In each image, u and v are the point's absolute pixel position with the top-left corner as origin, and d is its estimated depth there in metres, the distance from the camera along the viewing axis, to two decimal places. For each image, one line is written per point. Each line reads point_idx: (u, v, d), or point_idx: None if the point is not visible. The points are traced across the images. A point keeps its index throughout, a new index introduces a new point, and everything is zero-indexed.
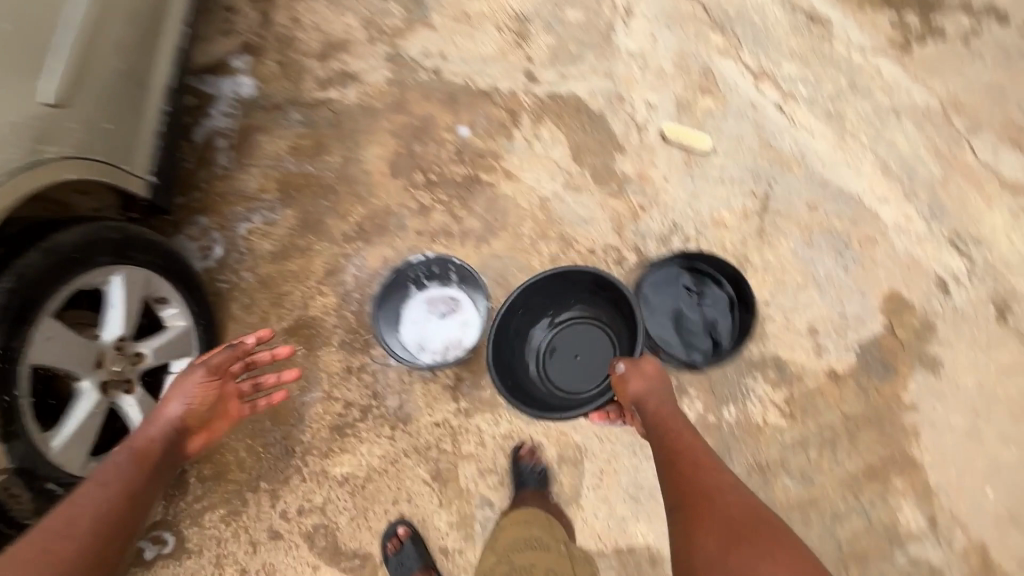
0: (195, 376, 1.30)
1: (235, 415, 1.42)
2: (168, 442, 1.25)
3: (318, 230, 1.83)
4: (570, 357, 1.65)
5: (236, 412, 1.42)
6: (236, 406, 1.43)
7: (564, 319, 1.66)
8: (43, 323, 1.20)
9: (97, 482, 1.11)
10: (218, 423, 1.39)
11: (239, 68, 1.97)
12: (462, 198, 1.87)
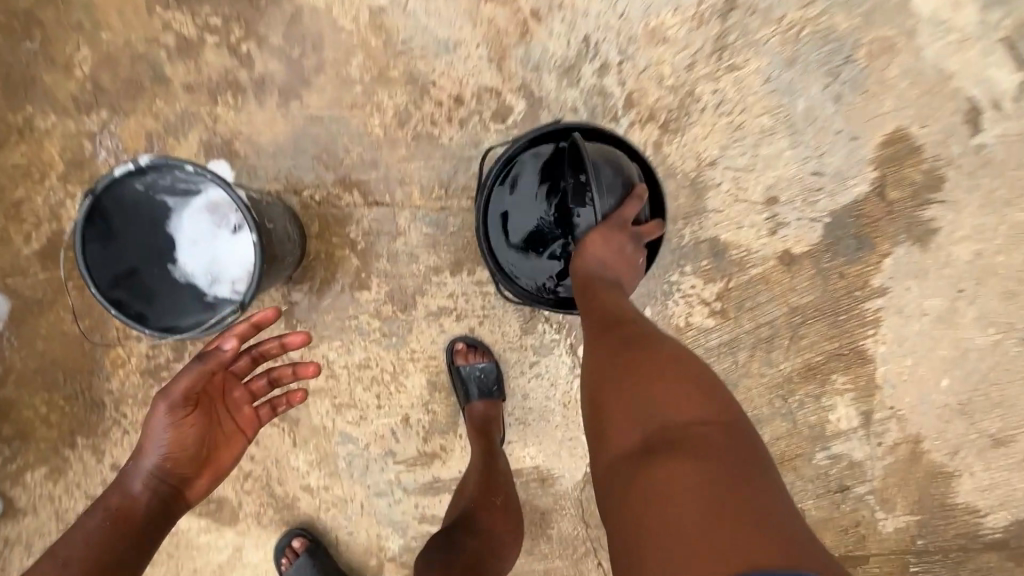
0: (166, 415, 1.00)
1: (250, 423, 1.17)
2: (163, 488, 1.03)
3: (33, 95, 1.19)
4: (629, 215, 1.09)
5: (248, 421, 1.17)
6: (246, 416, 1.17)
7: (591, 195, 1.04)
8: None
9: (105, 517, 0.97)
10: (224, 446, 1.12)
11: None
12: (249, 16, 1.17)
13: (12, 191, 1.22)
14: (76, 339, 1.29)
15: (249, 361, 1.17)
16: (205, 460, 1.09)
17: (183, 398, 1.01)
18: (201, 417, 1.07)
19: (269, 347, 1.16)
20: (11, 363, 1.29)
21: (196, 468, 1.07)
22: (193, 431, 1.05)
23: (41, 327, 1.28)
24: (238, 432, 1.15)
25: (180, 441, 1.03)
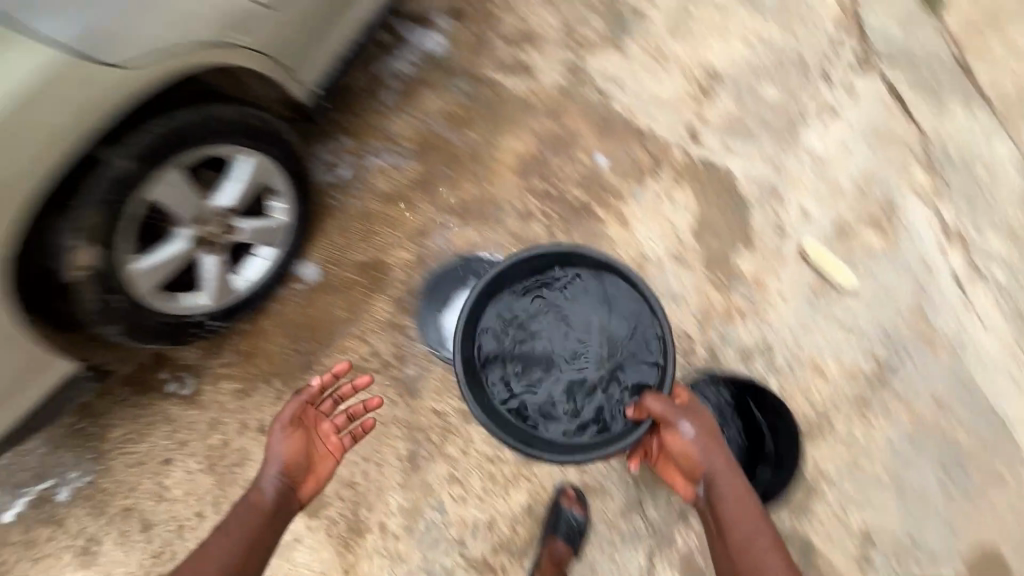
0: (276, 433, 1.33)
1: (338, 448, 1.41)
2: (281, 492, 1.28)
3: (429, 191, 1.92)
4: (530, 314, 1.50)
5: (336, 447, 1.41)
6: (335, 444, 1.41)
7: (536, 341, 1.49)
8: (175, 169, 1.29)
9: (242, 511, 1.24)
10: (319, 465, 1.37)
11: (438, 24, 2.10)
12: (569, 219, 1.86)
13: (375, 226, 1.89)
14: (333, 320, 1.78)
15: (331, 403, 1.44)
16: (305, 472, 1.34)
17: (290, 420, 1.36)
18: (303, 435, 1.36)
19: (343, 391, 1.45)
20: (285, 310, 1.78)
21: (302, 476, 1.33)
22: (301, 443, 1.34)
23: (321, 301, 1.80)
24: (330, 454, 1.39)
25: (292, 453, 1.32)
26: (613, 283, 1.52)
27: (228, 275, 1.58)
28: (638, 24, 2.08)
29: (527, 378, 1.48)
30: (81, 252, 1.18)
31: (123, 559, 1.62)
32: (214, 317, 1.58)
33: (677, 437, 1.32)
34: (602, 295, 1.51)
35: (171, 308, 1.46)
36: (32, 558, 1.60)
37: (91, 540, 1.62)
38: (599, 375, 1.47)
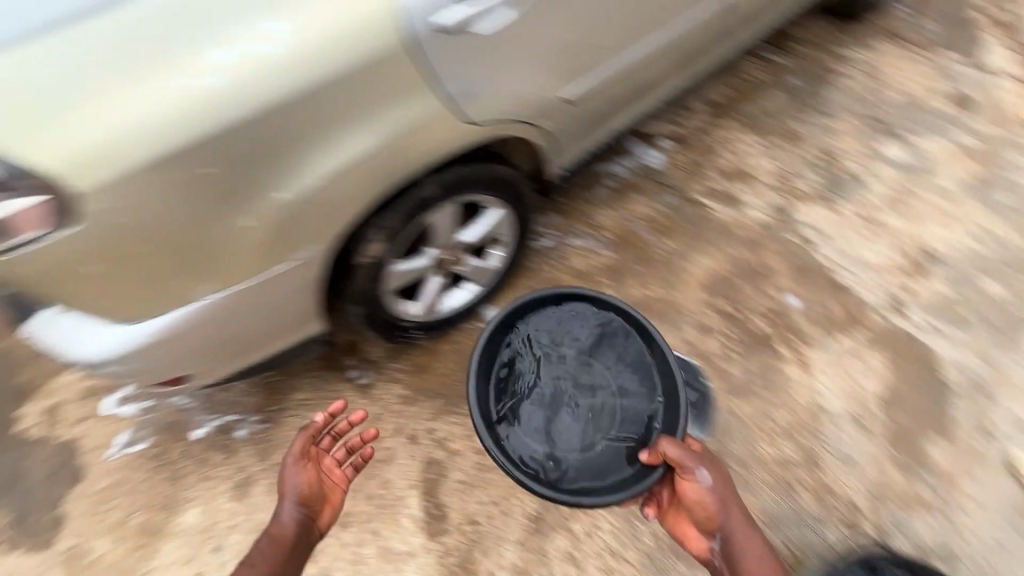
0: (291, 465, 1.38)
1: (341, 482, 1.46)
2: (299, 523, 1.32)
3: (618, 281, 2.08)
4: (546, 356, 1.53)
5: (342, 478, 1.47)
6: (339, 475, 1.46)
7: (550, 376, 1.51)
8: (452, 205, 1.55)
9: (265, 542, 1.27)
10: (328, 498, 1.41)
11: (660, 145, 2.37)
12: (750, 345, 1.89)
13: (559, 295, 2.06)
14: None
15: (331, 441, 1.50)
16: (321, 502, 1.39)
17: (300, 454, 1.41)
18: (313, 470, 1.41)
19: (342, 427, 1.51)
20: (462, 340, 1.96)
21: (319, 504, 1.37)
22: (314, 476, 1.40)
23: None
24: (335, 488, 1.44)
25: (308, 484, 1.37)
26: (626, 333, 1.56)
27: (439, 295, 1.81)
28: (856, 189, 2.18)
29: (529, 427, 1.46)
30: (374, 244, 1.42)
31: (265, 505, 1.81)
32: (415, 327, 1.80)
33: (694, 483, 1.34)
34: (610, 346, 1.55)
35: (394, 311, 1.68)
36: (196, 476, 1.84)
37: (246, 479, 1.83)
38: (610, 420, 1.47)
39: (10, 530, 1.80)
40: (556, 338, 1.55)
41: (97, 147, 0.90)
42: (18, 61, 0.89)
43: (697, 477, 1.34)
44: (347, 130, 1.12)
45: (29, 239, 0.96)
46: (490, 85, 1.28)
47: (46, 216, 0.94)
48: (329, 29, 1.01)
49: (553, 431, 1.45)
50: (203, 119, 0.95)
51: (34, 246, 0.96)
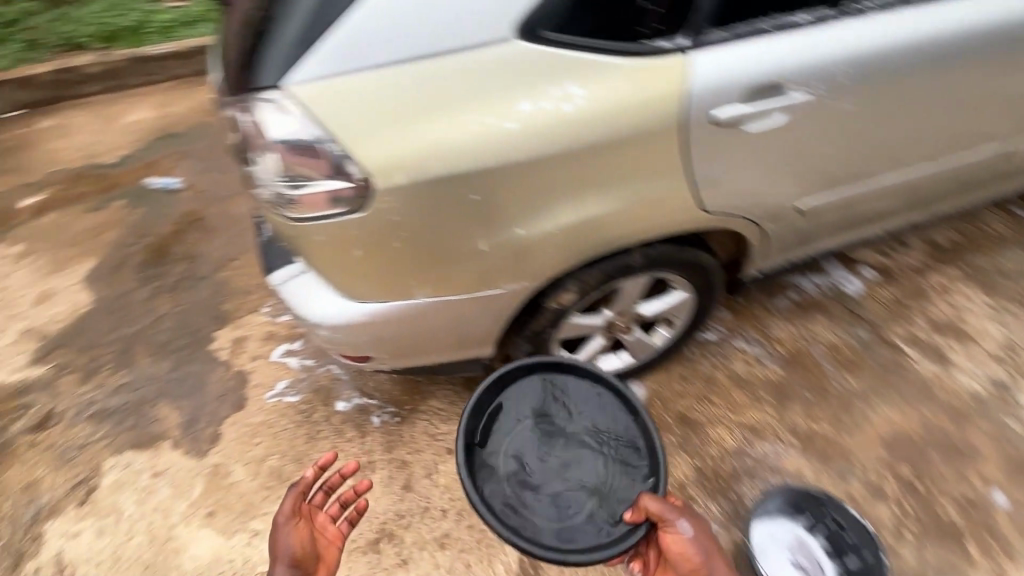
0: (283, 525, 1.28)
1: (336, 538, 1.36)
2: None
3: (786, 402, 1.88)
4: (525, 424, 1.41)
5: (337, 536, 1.37)
6: (335, 532, 1.37)
7: (532, 443, 1.39)
8: (647, 277, 1.55)
9: None
10: (322, 557, 1.31)
11: (862, 273, 2.18)
12: (937, 532, 1.64)
13: (714, 395, 1.90)
14: None
15: (323, 496, 1.42)
16: (315, 562, 1.28)
17: (293, 512, 1.31)
18: (306, 529, 1.31)
19: (333, 480, 1.42)
20: None
21: (314, 564, 1.27)
22: (307, 535, 1.30)
23: None
24: (329, 546, 1.34)
25: (301, 544, 1.26)
26: (596, 391, 1.47)
27: (597, 357, 1.78)
28: None
29: (520, 502, 1.32)
30: (568, 293, 1.44)
31: (377, 495, 1.81)
32: None
33: (675, 536, 1.21)
34: (580, 409, 1.44)
35: (552, 358, 1.68)
36: (331, 443, 1.96)
37: (368, 463, 1.88)
38: (594, 480, 1.35)
39: (177, 432, 2.05)
40: (531, 407, 1.43)
41: (408, 157, 1.03)
42: (363, 79, 1.01)
43: (678, 529, 1.21)
44: (600, 191, 1.18)
45: (321, 211, 1.11)
46: (738, 182, 1.29)
47: (349, 200, 1.08)
48: (613, 101, 1.07)
49: (543, 500, 1.32)
50: (496, 154, 1.05)
51: (325, 220, 1.12)
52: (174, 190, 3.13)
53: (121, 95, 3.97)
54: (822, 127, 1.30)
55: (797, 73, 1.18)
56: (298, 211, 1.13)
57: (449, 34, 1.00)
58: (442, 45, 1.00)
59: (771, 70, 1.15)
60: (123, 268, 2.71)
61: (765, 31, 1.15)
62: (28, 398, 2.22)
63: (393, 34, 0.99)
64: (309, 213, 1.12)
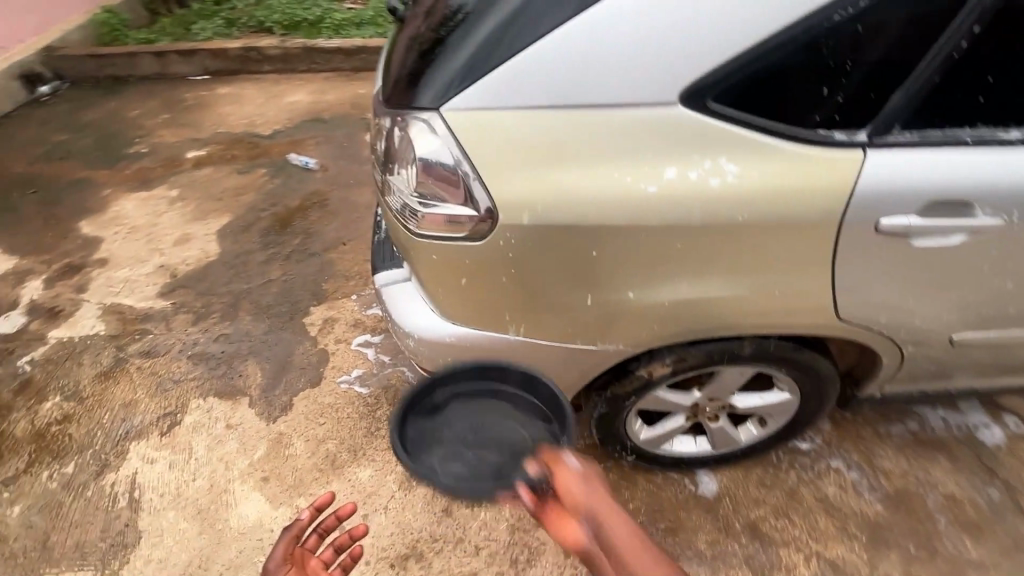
0: (273, 573, 1.13)
1: None
2: None
3: (884, 548, 1.62)
4: (446, 441, 1.20)
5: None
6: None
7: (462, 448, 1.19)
8: (753, 370, 1.41)
9: None
10: None
11: (1005, 422, 1.87)
12: None
13: (797, 513, 1.69)
14: (694, 543, 1.64)
15: (316, 538, 1.28)
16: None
17: (283, 559, 1.17)
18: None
19: (328, 521, 1.29)
20: (666, 488, 1.74)
21: None
22: None
23: (698, 517, 1.68)
24: None
25: None
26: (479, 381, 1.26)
27: (673, 436, 1.65)
28: None
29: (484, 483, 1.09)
30: (662, 366, 1.35)
31: (417, 510, 1.80)
32: (631, 450, 1.67)
33: (568, 473, 0.94)
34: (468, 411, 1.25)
35: (627, 426, 1.58)
36: (387, 443, 1.99)
37: (416, 475, 1.89)
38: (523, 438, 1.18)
39: (257, 391, 2.19)
40: (438, 428, 1.22)
41: (540, 202, 1.02)
42: (514, 118, 1.02)
43: (569, 464, 0.95)
44: (727, 275, 1.10)
45: (442, 231, 1.12)
46: (887, 299, 1.14)
47: (472, 228, 1.09)
48: (766, 186, 0.99)
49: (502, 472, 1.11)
50: (627, 216, 1.02)
51: (443, 242, 1.13)
52: (310, 169, 3.42)
53: (287, 77, 4.44)
54: (1008, 259, 1.12)
55: (993, 196, 1.02)
56: (418, 227, 1.15)
57: (609, 88, 0.98)
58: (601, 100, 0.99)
59: (963, 186, 1.01)
60: (251, 230, 3.00)
61: (963, 142, 1.01)
62: (148, 326, 2.49)
63: (555, 80, 0.99)
64: (429, 233, 1.14)
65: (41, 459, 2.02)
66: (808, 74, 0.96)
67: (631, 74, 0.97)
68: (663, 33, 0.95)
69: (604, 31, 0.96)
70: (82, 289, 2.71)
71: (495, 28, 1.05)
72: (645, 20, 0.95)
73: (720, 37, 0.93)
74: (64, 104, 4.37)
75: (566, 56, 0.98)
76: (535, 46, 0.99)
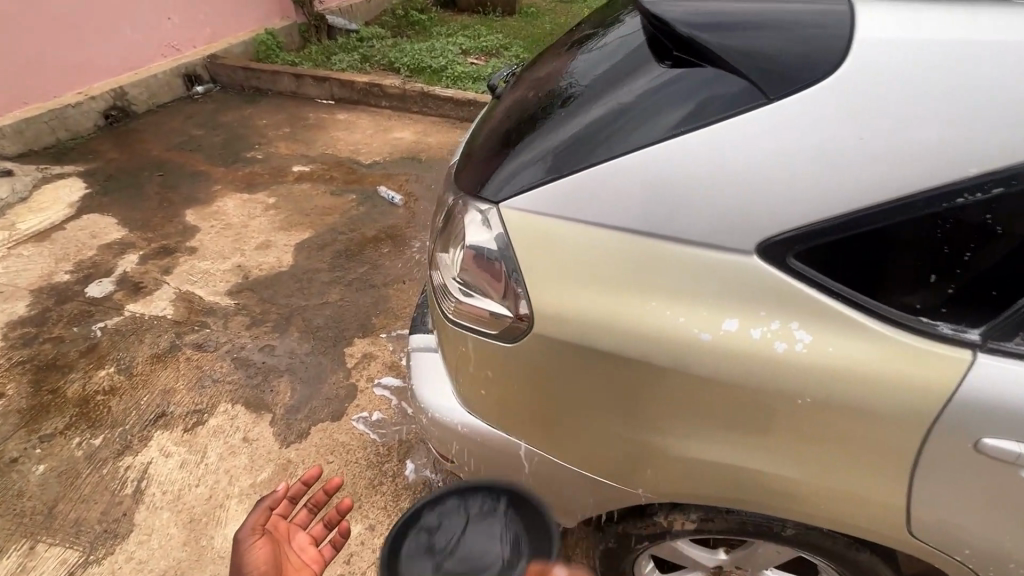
0: (245, 539, 1.17)
1: (315, 564, 1.21)
2: None
3: None
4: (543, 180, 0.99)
5: (314, 559, 1.22)
6: (312, 555, 1.22)
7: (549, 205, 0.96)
8: (792, 553, 1.20)
9: None
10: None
11: None
12: None
13: None
14: None
15: (305, 512, 1.28)
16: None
17: (254, 529, 1.19)
18: (269, 548, 1.18)
19: (320, 496, 1.28)
20: None
21: None
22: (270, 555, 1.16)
23: None
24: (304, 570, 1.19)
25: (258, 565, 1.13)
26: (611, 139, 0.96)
27: None
28: None
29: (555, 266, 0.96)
30: (684, 518, 1.19)
31: None
32: None
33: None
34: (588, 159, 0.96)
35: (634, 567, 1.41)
36: (385, 502, 1.91)
37: None
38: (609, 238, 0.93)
39: (281, 411, 2.22)
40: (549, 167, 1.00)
41: (576, 319, 0.96)
42: (569, 228, 0.95)
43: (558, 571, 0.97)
44: (772, 446, 0.95)
45: (478, 322, 1.08)
46: (977, 530, 0.93)
47: (506, 329, 1.04)
48: (840, 365, 0.85)
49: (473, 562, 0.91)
50: (662, 353, 0.92)
51: (474, 335, 1.10)
52: (394, 204, 3.57)
53: (399, 115, 4.78)
54: None
55: None
56: (456, 303, 1.12)
57: (675, 215, 0.89)
58: (667, 228, 0.90)
59: None
60: (326, 250, 3.15)
61: None
62: (208, 320, 2.63)
63: (621, 196, 0.91)
64: (466, 320, 1.11)
65: (78, 424, 2.14)
66: (912, 248, 0.83)
67: (706, 206, 0.87)
68: (749, 169, 0.85)
69: (684, 156, 0.88)
70: (167, 271, 2.94)
71: (572, 129, 1.03)
72: (733, 150, 0.86)
73: (816, 189, 0.82)
74: (210, 104, 4.97)
75: (639, 174, 0.90)
76: (609, 159, 0.93)
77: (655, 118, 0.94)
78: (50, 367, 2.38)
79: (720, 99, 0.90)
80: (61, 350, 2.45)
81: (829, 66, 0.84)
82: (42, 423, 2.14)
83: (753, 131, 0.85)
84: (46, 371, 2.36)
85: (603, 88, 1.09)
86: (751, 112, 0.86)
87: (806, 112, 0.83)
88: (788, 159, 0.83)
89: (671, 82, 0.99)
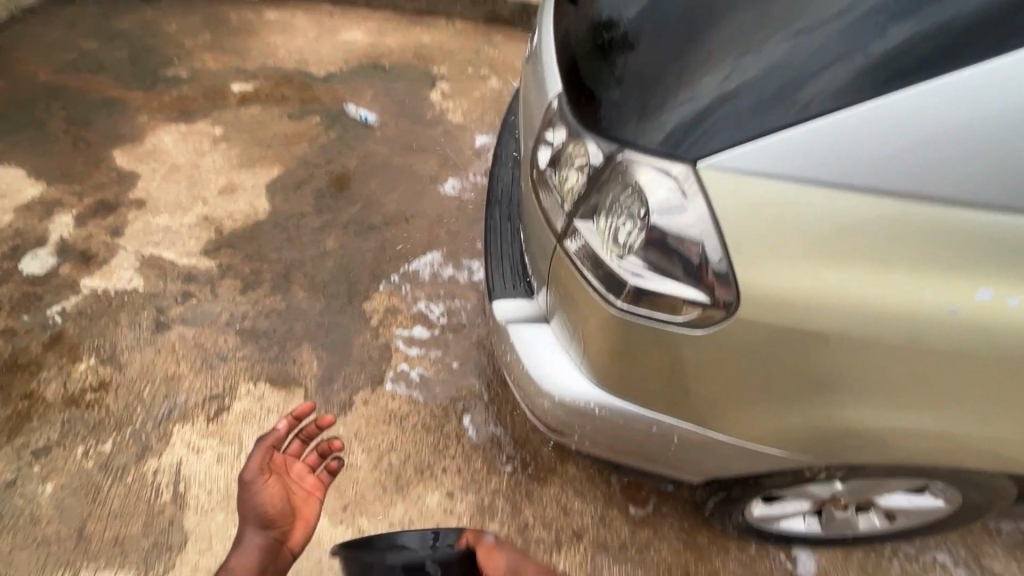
0: (255, 481, 1.26)
1: (317, 488, 1.38)
2: (265, 549, 1.24)
3: None
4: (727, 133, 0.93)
5: (316, 486, 1.38)
6: (313, 483, 1.38)
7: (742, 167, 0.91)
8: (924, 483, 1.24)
9: None
10: (309, 508, 1.35)
11: None
12: None
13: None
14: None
15: (300, 444, 1.40)
16: (290, 520, 1.30)
17: (260, 470, 1.28)
18: (279, 482, 1.31)
19: (310, 430, 1.40)
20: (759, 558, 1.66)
21: (288, 523, 1.29)
22: (281, 490, 1.30)
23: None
24: (309, 496, 1.36)
25: (273, 502, 1.27)
26: (790, 89, 0.92)
27: (789, 516, 1.49)
28: None
29: (768, 238, 0.91)
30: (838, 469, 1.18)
31: None
32: (736, 523, 1.52)
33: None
34: (773, 111, 0.92)
35: (745, 506, 1.42)
36: (457, 466, 1.83)
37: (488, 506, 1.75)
38: (820, 205, 0.90)
39: (313, 384, 2.00)
40: (724, 120, 0.94)
41: (793, 292, 0.92)
42: (775, 188, 0.91)
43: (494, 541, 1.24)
44: (962, 402, 1.00)
45: (664, 301, 1.00)
46: None
47: (705, 315, 0.98)
48: (1021, 319, 0.91)
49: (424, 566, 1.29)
50: (877, 323, 0.93)
51: (654, 318, 1.02)
52: (368, 124, 3.09)
53: (342, 9, 4.01)
54: None
55: None
56: (630, 290, 1.01)
57: (899, 178, 0.88)
58: (891, 187, 0.89)
59: None
60: (304, 189, 2.71)
61: None
62: (191, 288, 2.26)
63: (824, 162, 0.89)
64: (645, 308, 1.02)
65: (74, 431, 1.84)
66: None
67: (934, 168, 0.87)
68: (982, 126, 0.85)
69: (915, 114, 0.86)
70: (116, 232, 2.45)
71: (742, 72, 0.97)
72: (967, 108, 0.85)
73: (1014, 154, 0.86)
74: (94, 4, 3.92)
75: (845, 136, 0.87)
76: (812, 122, 0.89)
77: (842, 66, 0.91)
78: (12, 368, 1.99)
79: (928, 53, 0.88)
80: (18, 346, 2.05)
81: (1012, 34, 0.86)
82: (29, 436, 1.83)
83: (961, 92, 0.85)
84: (8, 374, 1.98)
85: (742, 37, 1.01)
86: (956, 74, 0.86)
87: (1014, 76, 0.84)
88: (1004, 125, 0.85)
89: (822, 40, 0.95)
